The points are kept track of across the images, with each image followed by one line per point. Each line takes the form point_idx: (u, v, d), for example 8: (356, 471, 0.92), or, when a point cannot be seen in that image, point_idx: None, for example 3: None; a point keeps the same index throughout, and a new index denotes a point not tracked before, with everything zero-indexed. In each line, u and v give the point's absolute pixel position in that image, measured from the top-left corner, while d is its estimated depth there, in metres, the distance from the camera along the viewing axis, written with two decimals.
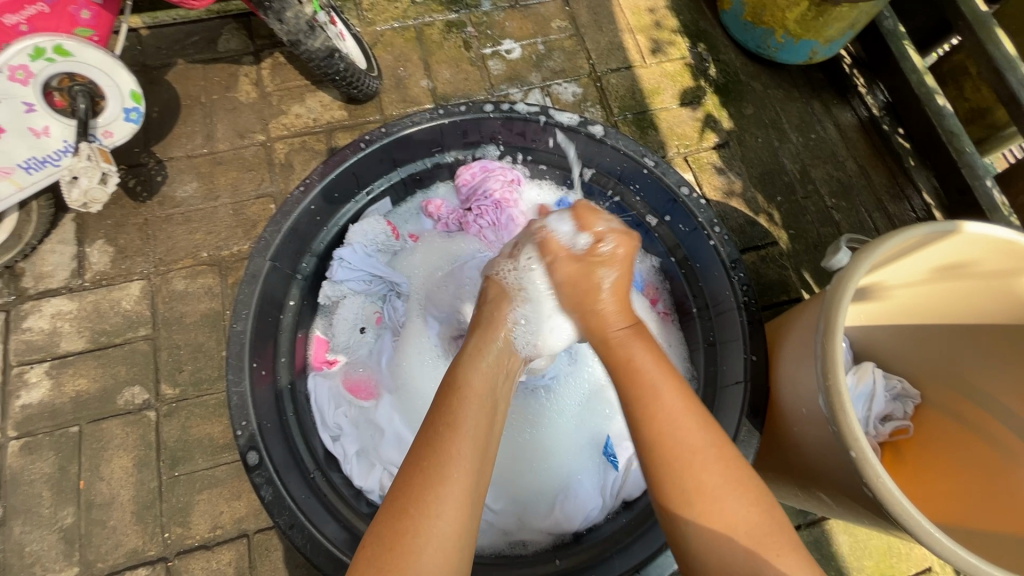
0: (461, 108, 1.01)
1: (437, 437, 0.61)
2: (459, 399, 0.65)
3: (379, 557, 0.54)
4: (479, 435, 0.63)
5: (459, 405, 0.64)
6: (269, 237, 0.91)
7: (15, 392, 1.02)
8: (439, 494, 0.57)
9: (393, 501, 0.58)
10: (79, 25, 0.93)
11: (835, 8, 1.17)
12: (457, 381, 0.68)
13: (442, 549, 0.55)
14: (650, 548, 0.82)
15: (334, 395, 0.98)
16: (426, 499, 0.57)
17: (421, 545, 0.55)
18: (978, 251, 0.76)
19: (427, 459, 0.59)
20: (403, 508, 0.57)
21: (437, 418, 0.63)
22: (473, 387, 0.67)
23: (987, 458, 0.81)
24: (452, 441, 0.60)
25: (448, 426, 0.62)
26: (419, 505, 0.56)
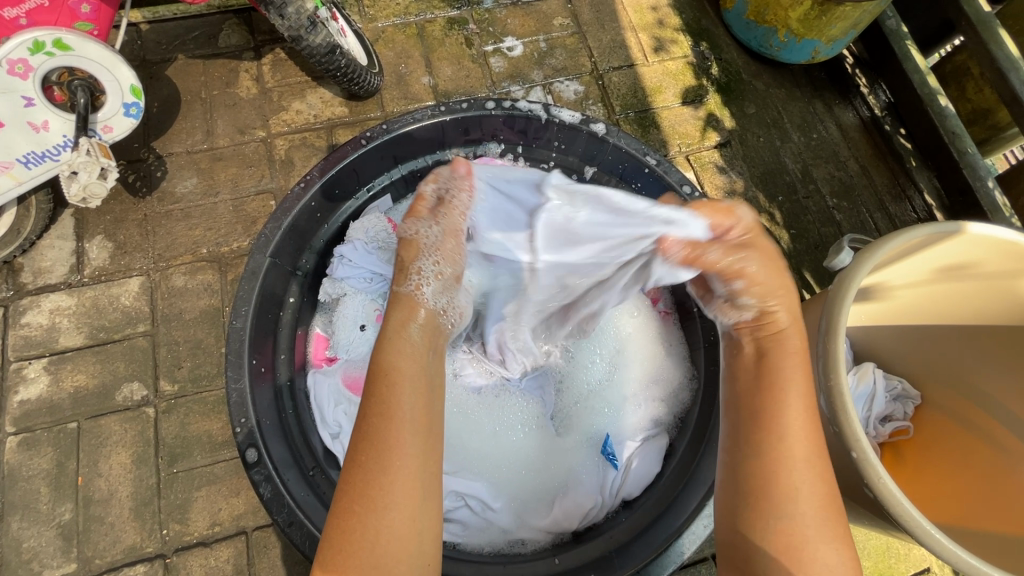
0: (463, 104, 1.01)
1: (371, 429, 0.57)
2: (387, 383, 0.60)
3: (331, 557, 0.54)
4: (416, 417, 0.58)
5: (387, 389, 0.59)
6: (269, 233, 0.91)
7: (13, 388, 1.01)
8: (384, 490, 0.54)
9: (340, 499, 0.56)
10: (79, 18, 0.93)
11: (838, 8, 1.17)
12: (385, 360, 0.62)
13: (395, 545, 0.53)
14: (651, 548, 0.83)
15: (334, 393, 0.95)
16: (368, 497, 0.54)
17: (371, 543, 0.53)
18: (980, 252, 0.76)
19: (360, 455, 0.56)
20: (349, 507, 0.55)
21: (368, 408, 0.58)
22: (403, 371, 0.61)
23: (988, 459, 0.80)
24: (388, 432, 0.56)
25: (382, 415, 0.58)
26: (363, 505, 0.54)
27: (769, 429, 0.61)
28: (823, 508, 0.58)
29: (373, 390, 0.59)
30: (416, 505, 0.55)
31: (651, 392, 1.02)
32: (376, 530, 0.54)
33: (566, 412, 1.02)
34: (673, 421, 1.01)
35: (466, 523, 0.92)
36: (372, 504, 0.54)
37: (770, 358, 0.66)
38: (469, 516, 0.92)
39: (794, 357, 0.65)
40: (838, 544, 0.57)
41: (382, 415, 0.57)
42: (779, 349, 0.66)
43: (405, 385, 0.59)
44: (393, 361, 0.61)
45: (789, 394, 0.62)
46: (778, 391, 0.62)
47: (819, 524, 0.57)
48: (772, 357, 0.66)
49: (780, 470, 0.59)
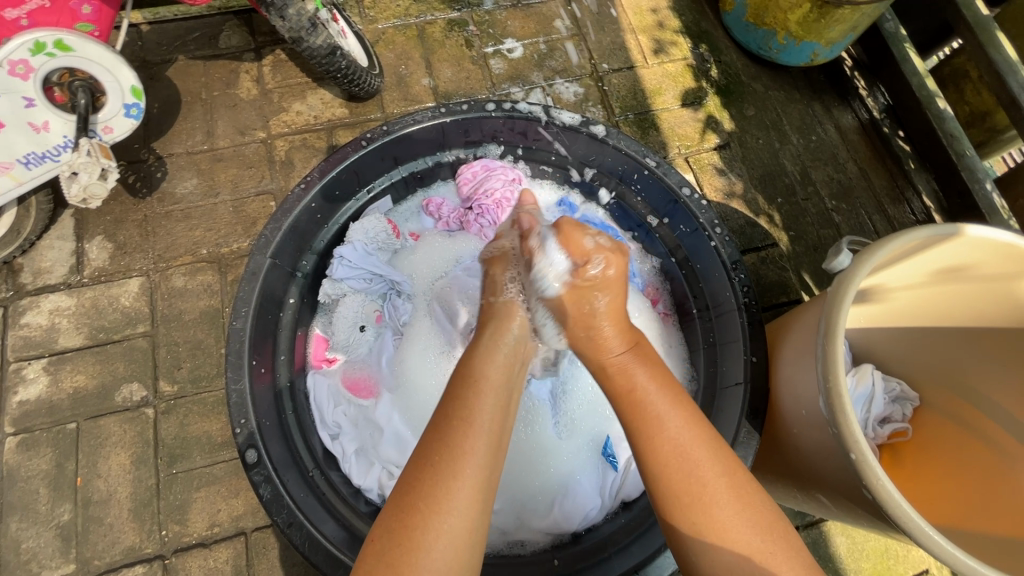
0: (463, 106, 1.01)
1: (453, 433, 0.60)
2: (473, 391, 0.64)
3: (388, 552, 0.54)
4: (491, 428, 0.62)
5: (474, 397, 0.63)
6: (269, 234, 0.91)
7: (13, 388, 1.01)
8: (452, 491, 0.56)
9: (406, 496, 0.57)
10: (80, 19, 0.93)
11: (837, 10, 1.17)
12: (472, 372, 0.66)
13: (453, 548, 0.54)
14: (650, 549, 0.82)
15: (333, 393, 0.97)
16: (437, 496, 0.56)
17: (431, 543, 0.54)
18: (979, 254, 0.76)
19: (437, 455, 0.58)
20: (414, 504, 0.56)
21: (448, 411, 0.62)
22: (487, 383, 0.66)
23: (985, 460, 0.81)
24: (467, 437, 0.59)
25: (461, 420, 0.61)
26: (430, 504, 0.55)
27: (653, 453, 0.62)
28: (732, 489, 0.60)
29: (458, 398, 0.63)
30: (476, 513, 0.57)
31: None
32: (441, 530, 0.54)
33: (568, 412, 1.01)
34: None
35: None
36: (439, 505, 0.55)
37: (618, 369, 0.70)
38: None
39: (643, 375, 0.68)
40: (762, 523, 0.59)
41: (463, 421, 0.61)
42: (620, 365, 0.70)
43: (488, 394, 0.64)
44: (478, 370, 0.67)
45: (652, 398, 0.66)
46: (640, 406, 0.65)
47: (735, 510, 0.59)
48: (625, 372, 0.69)
49: (672, 474, 0.61)
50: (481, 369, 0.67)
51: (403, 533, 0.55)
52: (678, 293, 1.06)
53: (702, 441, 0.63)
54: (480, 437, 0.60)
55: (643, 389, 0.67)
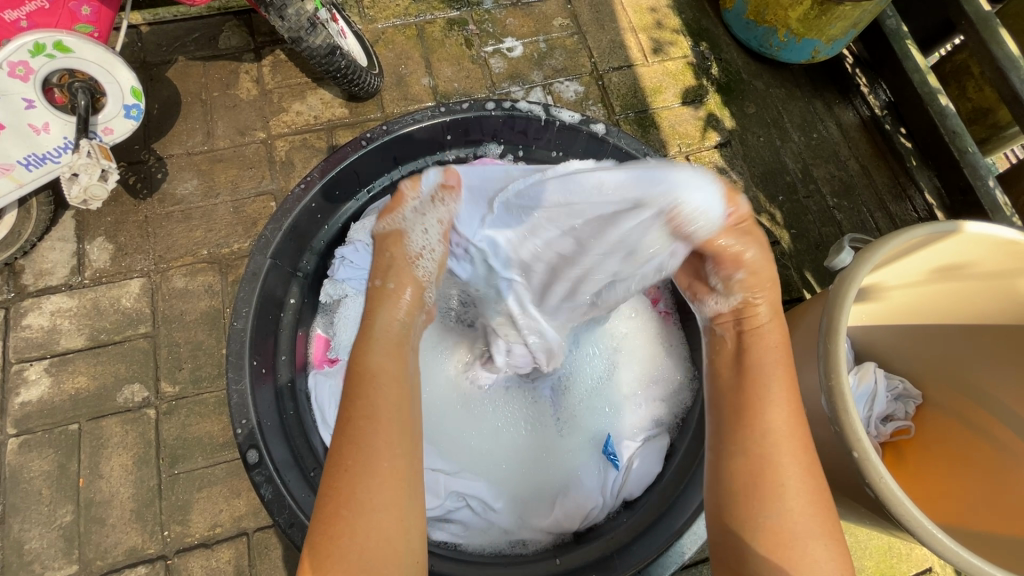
0: (462, 106, 1.01)
1: (356, 431, 0.55)
2: (373, 381, 0.58)
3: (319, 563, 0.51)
4: (397, 409, 0.57)
5: (371, 387, 0.57)
6: (270, 234, 0.91)
7: (15, 389, 1.01)
8: (369, 489, 0.53)
9: (325, 506, 0.53)
10: (79, 21, 0.93)
11: (838, 7, 1.17)
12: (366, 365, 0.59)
13: (390, 544, 0.52)
14: (653, 548, 0.83)
15: (334, 394, 0.95)
16: (355, 500, 0.52)
17: (359, 548, 0.51)
18: (980, 250, 0.76)
19: (349, 458, 0.54)
20: (337, 511, 0.52)
21: (348, 407, 0.57)
22: (389, 369, 0.59)
23: (990, 459, 0.80)
24: (374, 433, 0.54)
25: (365, 413, 0.56)
26: (351, 507, 0.52)
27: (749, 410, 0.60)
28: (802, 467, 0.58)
29: (356, 390, 0.57)
30: (404, 506, 0.54)
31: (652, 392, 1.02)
32: (369, 532, 0.52)
33: (570, 411, 1.01)
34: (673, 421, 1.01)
35: (466, 524, 0.92)
36: (361, 508, 0.52)
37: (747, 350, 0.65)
38: (471, 516, 0.92)
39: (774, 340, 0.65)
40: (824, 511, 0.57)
41: (367, 418, 0.55)
42: (755, 346, 0.65)
43: (388, 381, 0.58)
44: (372, 360, 0.60)
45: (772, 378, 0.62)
46: (760, 367, 0.63)
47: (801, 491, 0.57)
48: (750, 350, 0.65)
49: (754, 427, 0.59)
50: (376, 359, 0.60)
51: (326, 543, 0.52)
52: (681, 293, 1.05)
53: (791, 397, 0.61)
54: (390, 428, 0.55)
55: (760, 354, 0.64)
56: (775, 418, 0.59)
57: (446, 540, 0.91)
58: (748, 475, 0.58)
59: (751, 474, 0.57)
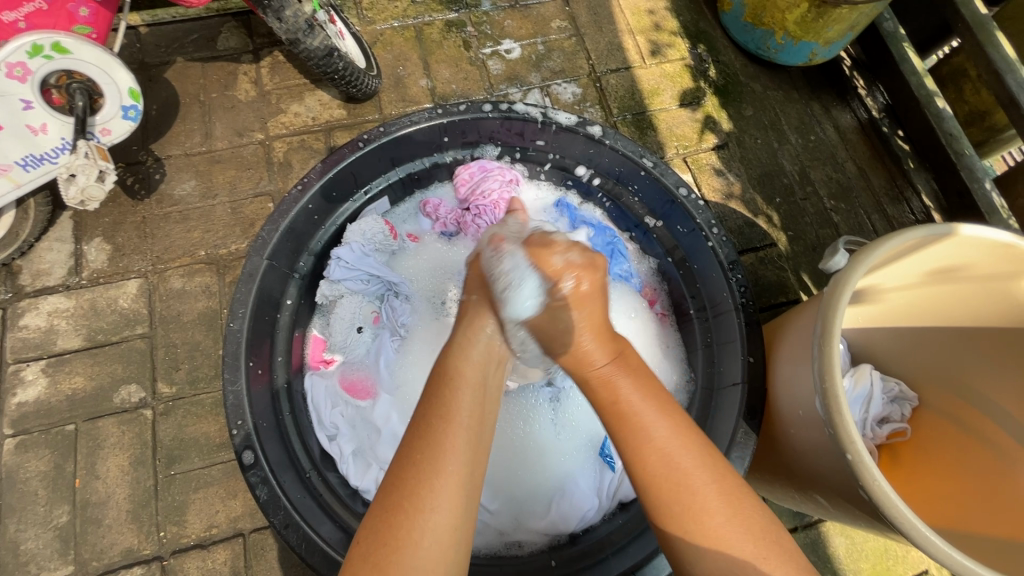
0: (459, 107, 1.01)
1: (430, 429, 0.60)
2: (449, 388, 0.64)
3: (374, 551, 0.54)
4: (472, 422, 0.62)
5: (451, 394, 0.63)
6: (266, 235, 0.91)
7: (11, 390, 1.01)
8: (433, 487, 0.57)
9: (388, 496, 0.57)
10: (78, 22, 0.93)
11: (835, 10, 1.17)
12: (447, 370, 0.67)
13: (438, 544, 0.55)
14: (646, 549, 0.82)
15: (331, 394, 0.97)
16: (418, 495, 0.56)
17: (414, 544, 0.54)
18: (976, 254, 0.76)
19: (422, 457, 0.58)
20: (402, 502, 0.56)
21: (428, 408, 0.62)
22: (466, 376, 0.66)
23: (986, 461, 0.80)
24: (444, 432, 0.60)
25: (442, 416, 0.61)
26: (413, 501, 0.56)
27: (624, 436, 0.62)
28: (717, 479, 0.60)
29: (435, 393, 0.64)
30: (461, 508, 0.57)
31: None
32: (427, 526, 0.55)
33: (568, 413, 1.01)
34: None
35: None
36: (423, 503, 0.56)
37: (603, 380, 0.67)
38: None
39: (627, 387, 0.66)
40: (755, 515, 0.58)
41: (440, 417, 0.61)
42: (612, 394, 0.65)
43: (465, 389, 0.64)
44: (454, 366, 0.67)
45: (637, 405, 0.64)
46: (621, 418, 0.63)
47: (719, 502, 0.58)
48: (616, 402, 0.65)
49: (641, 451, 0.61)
50: (457, 365, 0.67)
51: (387, 533, 0.55)
52: (676, 294, 1.06)
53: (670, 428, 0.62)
54: (458, 432, 0.61)
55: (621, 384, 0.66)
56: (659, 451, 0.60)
57: None
58: (665, 506, 0.59)
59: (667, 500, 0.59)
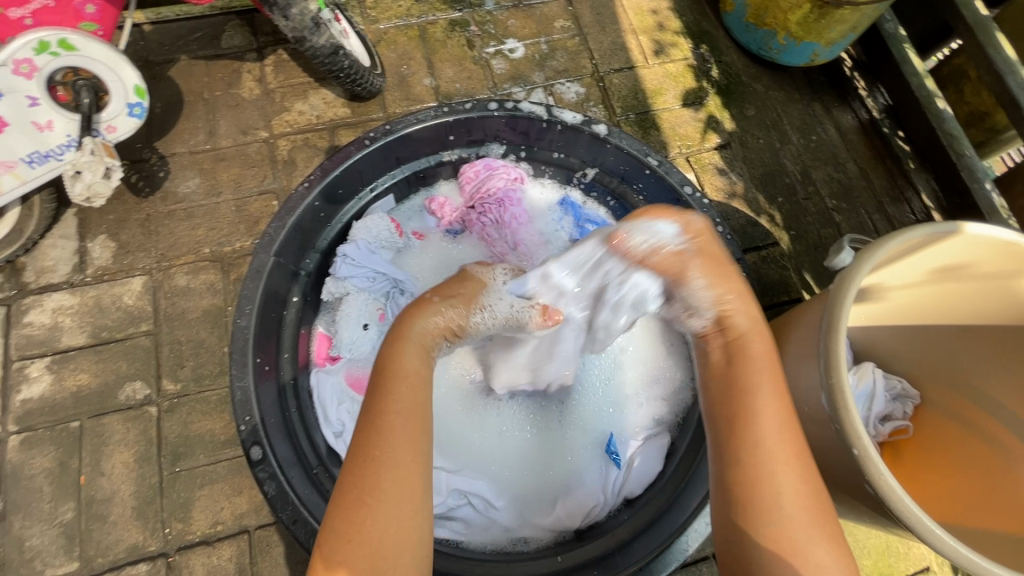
0: (465, 106, 1.02)
1: (375, 424, 0.61)
2: (390, 380, 0.65)
3: (336, 546, 0.56)
4: (416, 411, 0.63)
5: (393, 386, 0.64)
6: (273, 232, 0.92)
7: (16, 387, 1.01)
8: (384, 479, 0.58)
9: (341, 492, 0.58)
10: (84, 19, 0.93)
11: (837, 11, 1.18)
12: (389, 364, 0.67)
13: (398, 532, 0.56)
14: (653, 546, 0.84)
15: (337, 391, 0.97)
16: (372, 487, 0.57)
17: (375, 533, 0.56)
18: (978, 252, 0.77)
19: (376, 450, 0.59)
20: (360, 498, 0.57)
21: (371, 403, 0.63)
22: (405, 369, 0.67)
23: (987, 459, 0.81)
24: (389, 425, 0.61)
25: (388, 408, 0.62)
26: (367, 493, 0.57)
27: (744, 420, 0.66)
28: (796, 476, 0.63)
29: (378, 388, 0.65)
30: (414, 496, 0.59)
31: (653, 391, 1.03)
32: (382, 518, 0.56)
33: (572, 411, 1.01)
34: (675, 419, 1.01)
35: (468, 521, 0.92)
36: (373, 495, 0.57)
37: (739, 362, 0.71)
38: (471, 514, 0.92)
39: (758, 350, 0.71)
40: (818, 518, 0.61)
41: (381, 410, 0.62)
42: (742, 354, 0.71)
43: (406, 380, 0.66)
44: (395, 361, 0.67)
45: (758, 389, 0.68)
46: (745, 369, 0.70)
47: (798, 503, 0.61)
48: (741, 360, 0.71)
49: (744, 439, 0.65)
50: (398, 360, 0.68)
51: (346, 528, 0.56)
52: None
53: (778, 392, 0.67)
54: (402, 422, 0.62)
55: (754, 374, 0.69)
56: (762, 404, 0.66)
57: (448, 538, 0.91)
58: (743, 467, 0.63)
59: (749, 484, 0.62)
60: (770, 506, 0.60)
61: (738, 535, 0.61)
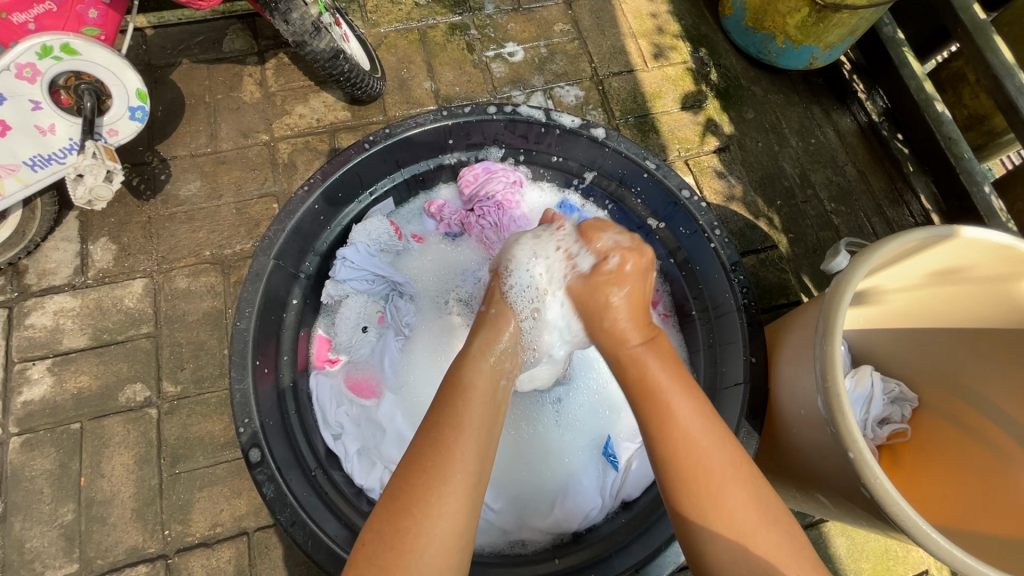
0: (464, 109, 1.01)
1: (440, 437, 0.61)
2: (461, 399, 0.65)
3: (381, 554, 0.55)
4: (480, 435, 0.62)
5: (465, 406, 0.64)
6: (273, 236, 0.92)
7: (17, 388, 1.02)
8: (442, 496, 0.57)
9: (398, 500, 0.57)
10: (86, 24, 0.94)
11: (836, 14, 1.18)
12: (460, 381, 0.67)
13: (442, 550, 0.55)
14: (650, 547, 0.83)
15: (336, 393, 0.98)
16: (428, 500, 0.57)
17: (422, 548, 0.54)
18: (974, 255, 0.77)
19: (429, 462, 0.59)
20: (412, 509, 0.56)
21: (439, 418, 0.63)
22: (477, 389, 0.67)
23: (985, 462, 0.81)
24: (456, 442, 0.60)
25: (452, 426, 0.62)
26: (422, 507, 0.56)
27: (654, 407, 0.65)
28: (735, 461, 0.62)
29: (447, 402, 0.65)
30: (465, 518, 0.57)
31: None
32: (432, 533, 0.55)
33: (569, 413, 1.01)
34: None
35: None
36: (431, 509, 0.56)
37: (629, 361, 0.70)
38: None
39: (655, 361, 0.70)
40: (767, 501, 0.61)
41: (451, 427, 0.62)
42: (642, 367, 0.70)
43: (477, 401, 0.65)
44: (466, 377, 0.68)
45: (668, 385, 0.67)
46: (649, 383, 0.68)
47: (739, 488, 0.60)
48: (645, 382, 0.68)
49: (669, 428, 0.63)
50: (470, 377, 0.68)
51: (394, 536, 0.55)
52: (679, 296, 1.07)
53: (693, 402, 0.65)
54: (470, 441, 0.61)
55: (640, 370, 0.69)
56: (682, 412, 0.64)
57: None
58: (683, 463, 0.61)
59: (695, 478, 0.61)
60: (717, 498, 0.59)
61: (691, 535, 0.60)
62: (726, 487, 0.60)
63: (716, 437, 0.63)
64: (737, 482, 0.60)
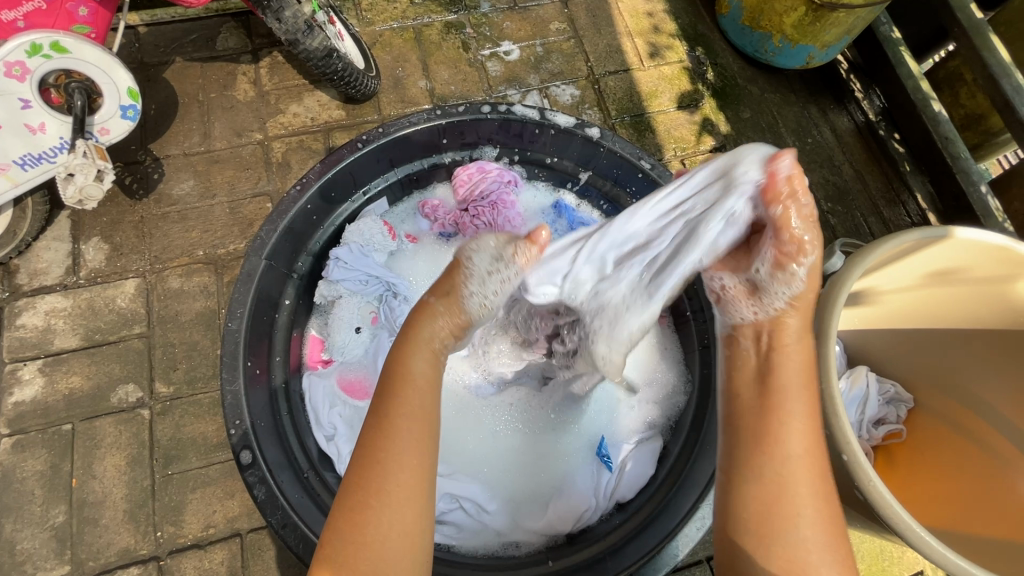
0: (458, 109, 1.02)
1: (389, 422, 0.58)
2: (403, 380, 0.62)
3: (342, 551, 0.54)
4: (427, 414, 0.60)
5: (404, 384, 0.61)
6: (265, 235, 0.91)
7: (8, 389, 1.01)
8: (392, 484, 0.56)
9: (350, 492, 0.56)
10: (77, 21, 0.93)
11: (832, 13, 1.18)
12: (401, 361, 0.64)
13: (402, 538, 0.54)
14: (643, 550, 0.84)
15: (329, 395, 0.97)
16: (380, 488, 0.55)
17: (381, 539, 0.54)
18: (970, 256, 0.77)
19: (382, 450, 0.57)
20: (365, 500, 0.55)
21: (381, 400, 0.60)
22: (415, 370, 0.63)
23: (981, 465, 0.81)
24: (404, 426, 0.58)
25: (390, 405, 0.60)
26: (371, 496, 0.55)
27: (764, 424, 0.59)
28: (819, 497, 0.56)
29: (395, 382, 0.62)
30: (423, 501, 0.56)
31: (645, 394, 1.04)
32: (390, 523, 0.54)
33: None
34: (666, 422, 1.01)
35: (460, 525, 0.92)
36: (382, 498, 0.55)
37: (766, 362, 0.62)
38: (462, 518, 0.92)
39: (793, 366, 0.61)
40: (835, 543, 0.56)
41: (391, 408, 0.59)
42: (768, 377, 0.62)
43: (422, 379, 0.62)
44: (410, 360, 0.63)
45: (790, 395, 0.60)
46: (778, 395, 0.60)
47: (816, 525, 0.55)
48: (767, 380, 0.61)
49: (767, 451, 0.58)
50: (412, 360, 0.63)
51: (351, 530, 0.54)
52: None
53: (812, 429, 0.59)
54: (415, 421, 0.59)
55: (783, 376, 0.61)
56: (790, 447, 0.58)
57: (440, 542, 0.91)
58: (765, 482, 0.57)
59: (768, 500, 0.56)
60: (788, 526, 0.55)
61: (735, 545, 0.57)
62: (807, 533, 0.55)
63: (816, 476, 0.57)
64: (816, 508, 0.56)
